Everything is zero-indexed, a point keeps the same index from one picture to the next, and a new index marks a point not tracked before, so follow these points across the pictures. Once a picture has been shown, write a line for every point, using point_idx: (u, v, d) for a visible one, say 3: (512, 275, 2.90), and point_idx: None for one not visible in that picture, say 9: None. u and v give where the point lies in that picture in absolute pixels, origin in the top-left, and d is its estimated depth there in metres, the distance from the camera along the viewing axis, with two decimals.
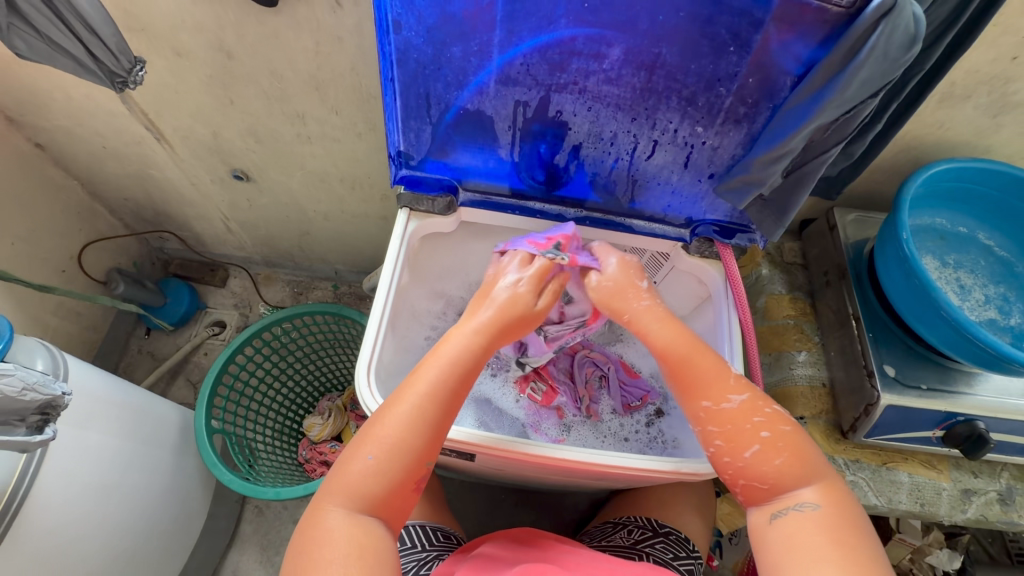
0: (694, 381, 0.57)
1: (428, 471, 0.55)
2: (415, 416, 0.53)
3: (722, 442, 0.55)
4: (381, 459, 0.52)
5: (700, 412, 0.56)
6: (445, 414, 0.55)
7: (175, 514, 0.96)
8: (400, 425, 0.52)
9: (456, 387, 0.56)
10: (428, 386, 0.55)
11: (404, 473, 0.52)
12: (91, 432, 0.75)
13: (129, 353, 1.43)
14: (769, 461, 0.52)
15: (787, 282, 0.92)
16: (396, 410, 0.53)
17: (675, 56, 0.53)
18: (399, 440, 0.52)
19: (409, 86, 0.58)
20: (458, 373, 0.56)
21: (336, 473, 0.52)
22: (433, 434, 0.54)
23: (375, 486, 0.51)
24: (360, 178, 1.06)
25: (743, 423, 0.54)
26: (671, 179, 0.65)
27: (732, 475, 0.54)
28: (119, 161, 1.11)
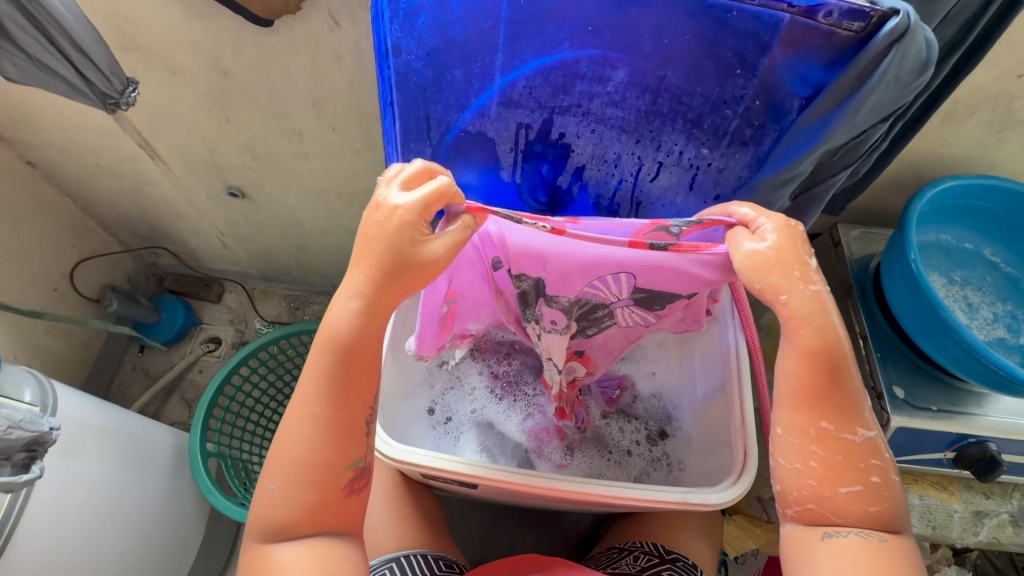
0: (818, 399, 0.49)
1: (359, 469, 0.53)
2: (316, 427, 0.50)
3: (817, 466, 0.49)
4: (288, 486, 0.50)
5: (814, 429, 0.49)
6: (346, 402, 0.51)
7: (170, 541, 0.93)
8: (303, 442, 0.50)
9: (347, 368, 0.51)
10: (320, 383, 0.51)
11: (318, 480, 0.50)
12: (84, 461, 0.73)
13: (122, 370, 1.40)
14: (864, 506, 0.49)
15: None
16: (288, 429, 0.51)
17: (681, 78, 0.52)
18: (296, 459, 0.50)
19: (409, 109, 0.56)
20: (346, 356, 0.51)
21: (255, 512, 0.51)
22: (338, 433, 0.51)
23: (288, 510, 0.50)
24: (357, 194, 1.04)
25: (852, 459, 0.49)
26: (676, 201, 0.62)
27: (803, 493, 0.50)
28: (112, 178, 1.10)
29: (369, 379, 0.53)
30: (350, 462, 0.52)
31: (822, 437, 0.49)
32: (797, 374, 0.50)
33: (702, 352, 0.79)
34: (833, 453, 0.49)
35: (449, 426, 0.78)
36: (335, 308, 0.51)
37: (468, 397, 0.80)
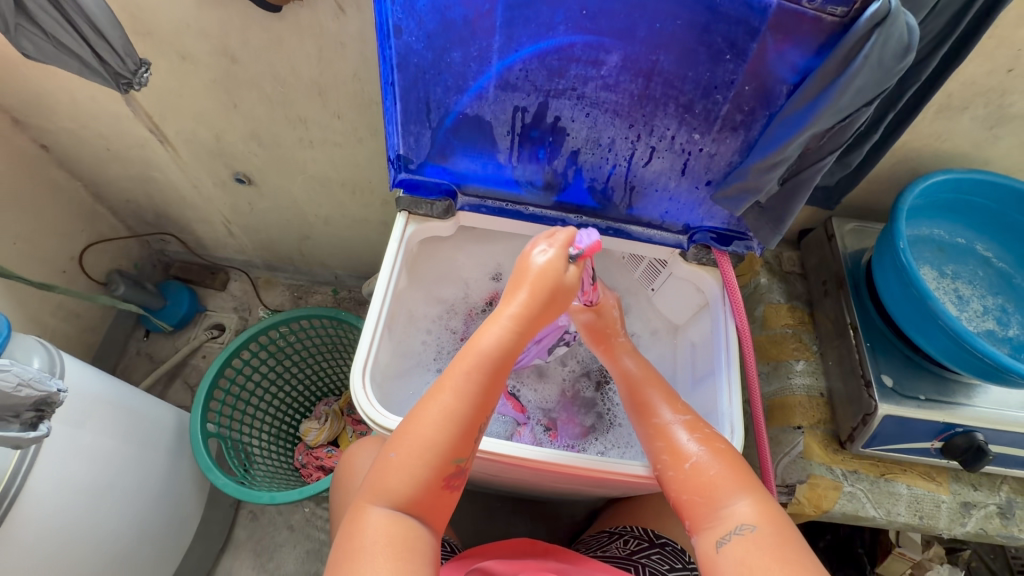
0: (647, 404, 0.65)
1: (461, 469, 0.52)
2: (445, 417, 0.52)
3: (667, 457, 0.60)
4: (405, 458, 0.51)
5: (653, 428, 0.63)
6: (474, 413, 0.53)
7: (169, 516, 0.95)
8: (432, 421, 0.51)
9: (488, 381, 0.54)
10: (456, 391, 0.53)
11: (430, 472, 0.51)
12: (85, 431, 0.75)
13: (127, 354, 1.43)
14: (703, 472, 0.57)
15: (785, 292, 0.92)
16: (414, 414, 0.52)
17: (672, 64, 0.53)
18: (420, 441, 0.51)
19: (410, 90, 0.59)
20: (487, 370, 0.54)
21: (367, 478, 0.52)
22: (466, 431, 0.52)
23: (402, 489, 0.50)
24: (360, 183, 1.07)
25: (681, 437, 0.61)
26: (668, 186, 0.66)
27: (676, 491, 0.58)
28: (122, 163, 1.12)
29: (487, 407, 0.54)
30: (458, 458, 0.52)
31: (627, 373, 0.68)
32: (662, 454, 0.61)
33: (694, 339, 0.80)
34: (700, 479, 0.57)
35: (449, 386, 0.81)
36: (490, 325, 0.56)
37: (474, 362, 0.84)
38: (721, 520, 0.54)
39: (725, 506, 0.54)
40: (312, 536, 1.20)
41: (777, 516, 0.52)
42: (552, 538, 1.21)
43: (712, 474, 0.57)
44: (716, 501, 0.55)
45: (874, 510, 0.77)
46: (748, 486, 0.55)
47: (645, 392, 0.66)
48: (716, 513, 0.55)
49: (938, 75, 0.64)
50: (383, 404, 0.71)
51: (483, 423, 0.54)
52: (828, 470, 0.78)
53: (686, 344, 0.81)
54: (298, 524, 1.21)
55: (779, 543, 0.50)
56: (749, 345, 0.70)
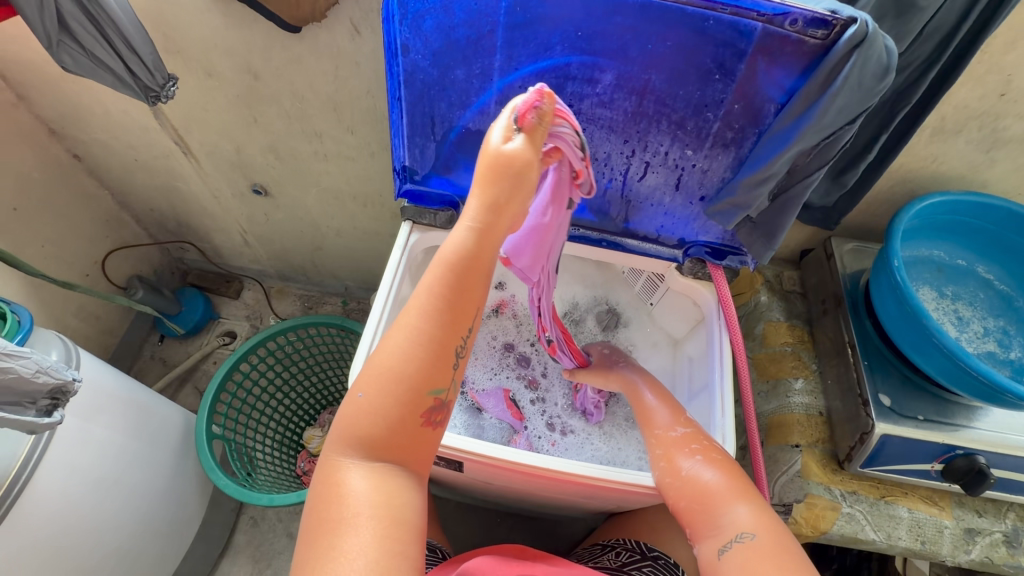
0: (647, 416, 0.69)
1: (441, 402, 0.48)
2: (415, 347, 0.47)
3: (665, 463, 0.64)
4: (374, 398, 0.47)
5: (653, 439, 0.66)
6: (445, 332, 0.47)
7: (172, 516, 0.97)
8: (395, 352, 0.47)
9: (457, 294, 0.48)
10: (423, 314, 0.47)
11: (403, 411, 0.47)
12: (95, 424, 0.78)
13: (142, 358, 1.47)
14: (698, 480, 0.60)
15: (785, 310, 0.93)
16: (380, 347, 0.47)
17: (664, 83, 0.56)
18: (389, 374, 0.46)
19: (415, 105, 0.62)
20: (454, 277, 0.47)
21: (339, 420, 0.49)
22: (440, 358, 0.47)
23: (376, 432, 0.47)
24: (371, 196, 1.11)
25: (678, 445, 0.64)
26: (663, 201, 0.68)
27: (674, 498, 0.62)
28: (148, 174, 1.18)
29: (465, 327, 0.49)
30: (434, 391, 0.48)
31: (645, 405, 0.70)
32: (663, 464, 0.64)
33: (691, 354, 0.80)
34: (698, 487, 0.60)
35: None
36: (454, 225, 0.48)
37: (477, 370, 0.86)
38: (726, 530, 0.56)
39: (731, 514, 0.56)
40: None
41: (772, 526, 0.54)
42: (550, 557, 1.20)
43: (708, 482, 0.60)
44: (718, 511, 0.57)
45: (875, 533, 0.76)
46: (750, 497, 0.58)
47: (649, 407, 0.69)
48: (719, 525, 0.57)
49: (929, 99, 0.66)
50: None
51: (458, 346, 0.49)
52: (826, 490, 0.77)
53: (684, 358, 0.82)
54: (297, 532, 1.21)
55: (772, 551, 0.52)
56: (743, 358, 0.71)
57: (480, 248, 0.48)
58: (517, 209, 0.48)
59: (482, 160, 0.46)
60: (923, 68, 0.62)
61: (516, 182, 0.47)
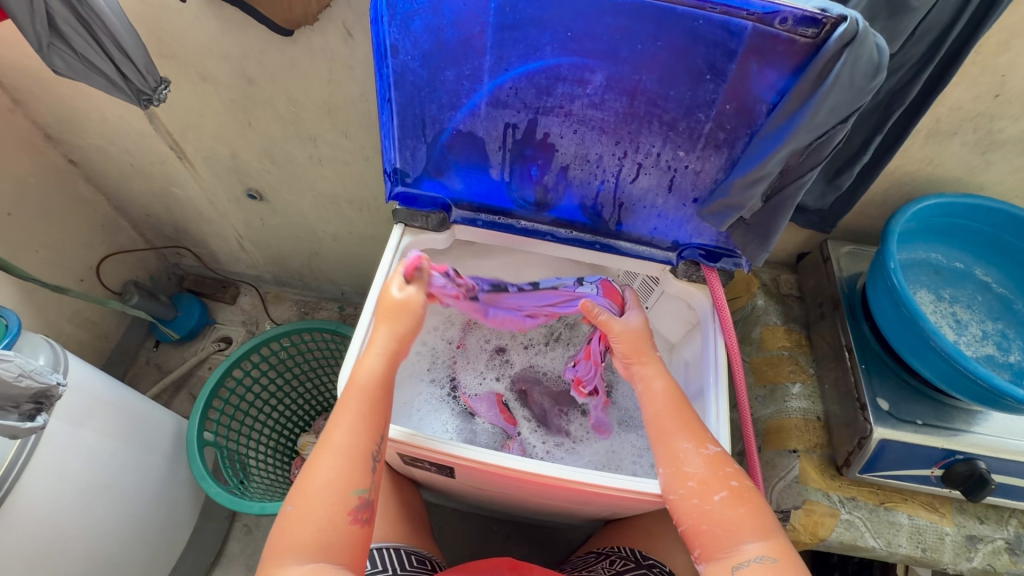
0: (675, 428, 0.63)
1: (364, 498, 0.55)
2: (339, 452, 0.56)
3: (695, 483, 0.59)
4: (301, 506, 0.53)
5: (680, 453, 0.61)
6: (362, 440, 0.57)
7: (162, 523, 0.95)
8: (329, 463, 0.55)
9: (374, 409, 0.59)
10: (343, 427, 0.57)
11: (335, 509, 0.53)
12: (84, 429, 0.77)
13: (137, 364, 1.47)
14: (732, 508, 0.57)
15: (782, 314, 0.92)
16: (308, 464, 0.55)
17: (654, 83, 0.56)
18: (323, 485, 0.54)
19: (406, 107, 0.62)
20: (373, 393, 0.60)
21: (272, 537, 0.53)
22: (358, 460, 0.56)
23: (309, 535, 0.51)
24: (367, 201, 1.10)
25: (718, 469, 0.60)
26: (656, 202, 0.67)
27: (695, 519, 0.58)
28: (144, 179, 1.18)
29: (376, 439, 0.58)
30: (356, 489, 0.54)
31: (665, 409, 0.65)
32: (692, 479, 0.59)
33: (687, 358, 0.79)
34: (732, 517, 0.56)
35: (441, 396, 0.82)
36: (364, 356, 0.63)
37: (471, 374, 0.85)
38: (743, 556, 0.55)
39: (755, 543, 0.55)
40: None
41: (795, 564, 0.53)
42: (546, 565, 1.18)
43: (739, 512, 0.57)
44: (741, 538, 0.55)
45: (874, 540, 0.74)
46: (773, 531, 0.56)
47: (680, 417, 0.64)
48: (733, 550, 0.55)
49: (924, 100, 0.66)
50: None
51: (374, 451, 0.58)
52: (824, 496, 0.76)
53: (679, 362, 0.81)
54: None
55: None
56: (738, 361, 0.70)
57: (387, 373, 0.62)
58: (412, 338, 0.67)
59: (377, 305, 0.67)
60: (916, 69, 0.62)
61: (415, 322, 0.67)
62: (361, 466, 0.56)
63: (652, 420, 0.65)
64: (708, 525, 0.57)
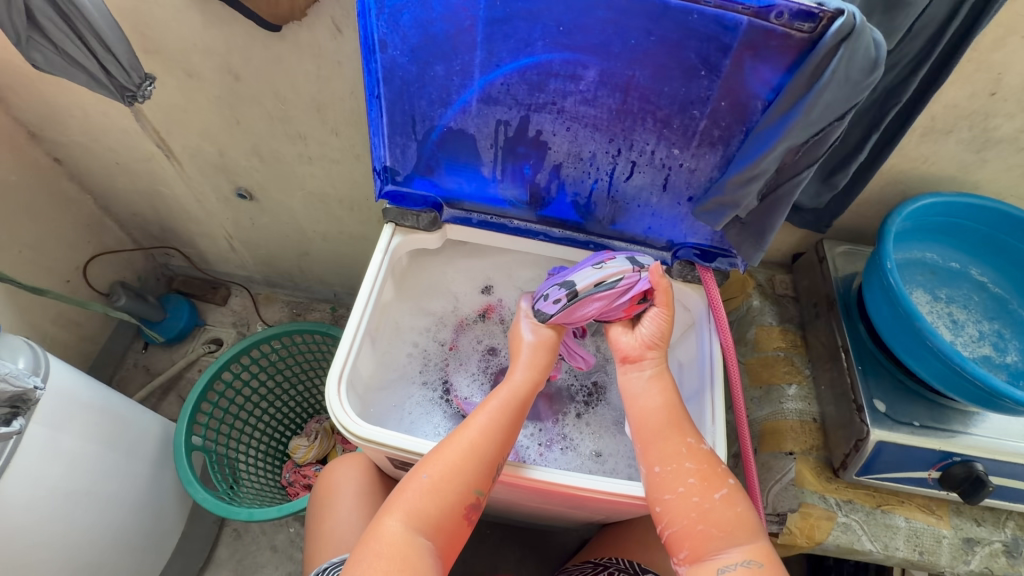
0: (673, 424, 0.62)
1: (478, 499, 0.58)
2: (472, 449, 0.58)
3: (693, 482, 0.58)
4: (437, 480, 0.56)
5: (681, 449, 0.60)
6: (497, 451, 0.59)
7: (148, 530, 0.93)
8: (460, 451, 0.58)
9: (511, 422, 0.61)
10: (484, 428, 0.60)
11: (455, 498, 0.57)
12: (65, 433, 0.75)
13: (125, 366, 1.44)
14: (731, 508, 0.56)
15: (778, 314, 0.91)
16: (450, 441, 0.59)
17: (648, 79, 0.54)
18: (453, 469, 0.57)
19: (395, 103, 0.61)
20: (515, 408, 0.62)
21: (395, 492, 0.57)
22: (487, 466, 0.59)
23: (432, 510, 0.55)
24: (358, 200, 1.09)
25: (714, 467, 0.59)
26: (650, 201, 0.66)
27: (692, 518, 0.56)
28: (130, 177, 1.16)
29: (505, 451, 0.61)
30: (477, 489, 0.58)
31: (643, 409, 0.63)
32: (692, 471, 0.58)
33: (681, 359, 0.78)
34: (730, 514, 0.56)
35: (432, 400, 0.80)
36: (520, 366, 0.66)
37: (461, 376, 0.83)
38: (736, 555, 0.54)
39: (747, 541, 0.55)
40: (295, 559, 1.17)
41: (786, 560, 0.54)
42: (540, 569, 1.17)
43: (737, 510, 0.56)
44: (736, 534, 0.55)
45: (871, 543, 0.73)
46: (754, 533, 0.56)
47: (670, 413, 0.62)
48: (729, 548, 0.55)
49: (920, 97, 0.65)
50: (363, 415, 0.71)
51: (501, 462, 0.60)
52: (821, 499, 0.75)
53: (674, 364, 0.80)
54: (281, 545, 1.18)
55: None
56: (733, 362, 0.68)
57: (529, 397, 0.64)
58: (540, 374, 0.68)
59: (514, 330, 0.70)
60: (912, 66, 0.61)
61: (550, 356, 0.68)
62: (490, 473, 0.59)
63: (641, 423, 0.62)
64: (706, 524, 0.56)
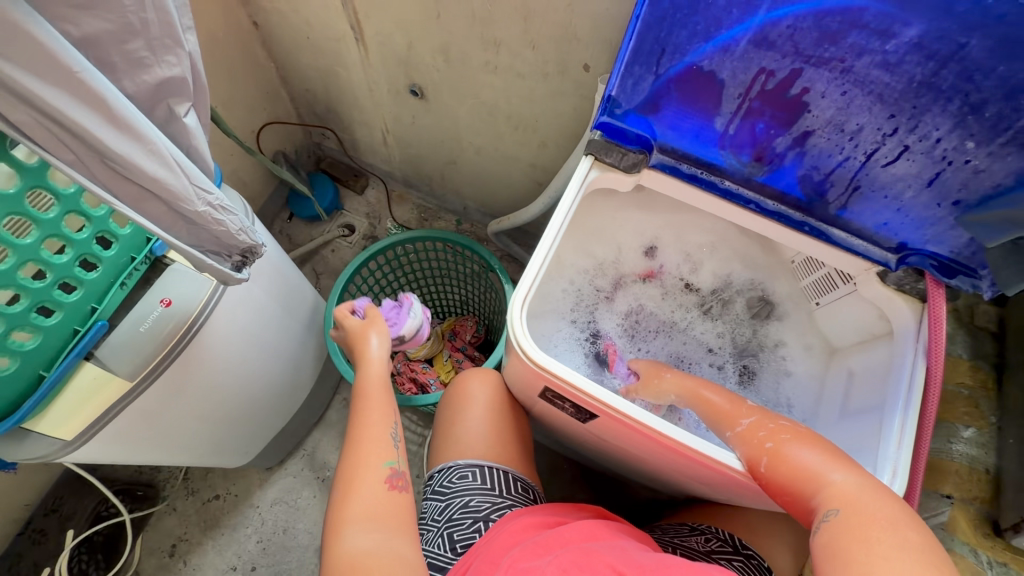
0: (721, 415, 0.65)
1: (395, 469, 0.66)
2: (375, 436, 0.69)
3: (744, 459, 0.59)
4: (346, 487, 0.63)
5: (725, 435, 0.62)
6: (378, 423, 0.71)
7: (291, 382, 1.06)
8: (363, 447, 0.67)
9: (377, 398, 0.74)
10: (370, 419, 0.71)
11: (376, 483, 0.63)
12: (253, 285, 0.83)
13: (271, 231, 1.58)
14: (785, 464, 0.56)
15: (972, 349, 0.80)
16: (347, 452, 0.67)
17: (984, 52, 0.45)
18: (364, 465, 0.65)
19: (652, 28, 0.55)
20: (381, 387, 0.76)
21: (333, 518, 0.60)
22: (383, 442, 0.68)
23: (365, 506, 0.60)
24: (526, 120, 1.06)
25: (751, 434, 0.60)
26: (902, 194, 0.58)
27: (766, 491, 0.57)
28: (314, 54, 1.19)
29: (387, 411, 0.73)
30: (387, 460, 0.66)
31: (709, 402, 0.67)
32: (746, 451, 0.59)
33: (854, 368, 0.73)
34: (792, 473, 0.55)
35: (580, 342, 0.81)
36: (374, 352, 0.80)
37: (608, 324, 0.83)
38: (818, 510, 0.52)
39: (825, 490, 0.52)
40: None
41: (882, 493, 0.50)
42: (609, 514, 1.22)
43: (793, 466, 0.55)
44: (810, 491, 0.53)
45: None
46: (847, 469, 0.53)
47: (715, 402, 0.67)
48: (813, 505, 0.53)
49: None
50: None
51: (391, 431, 0.71)
52: (971, 553, 0.70)
53: (843, 371, 0.74)
54: None
55: (888, 520, 0.47)
56: (934, 395, 0.60)
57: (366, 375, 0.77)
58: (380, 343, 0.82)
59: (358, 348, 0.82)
60: None
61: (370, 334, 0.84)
62: (381, 442, 0.68)
63: (710, 414, 0.66)
64: (782, 494, 0.56)
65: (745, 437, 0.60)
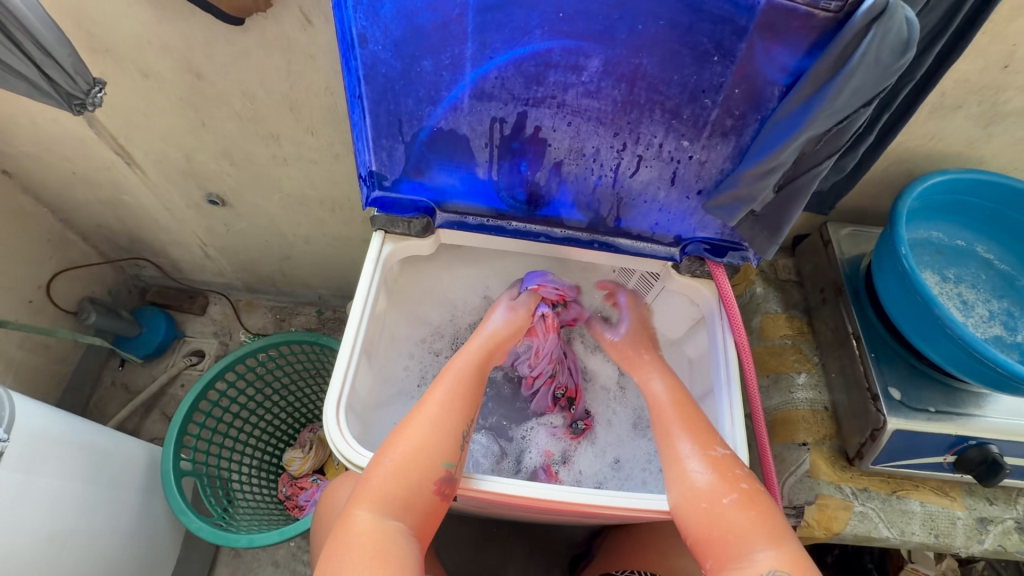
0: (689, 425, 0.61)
1: (450, 473, 0.57)
2: (432, 425, 0.58)
3: (704, 488, 0.55)
4: (399, 461, 0.56)
5: (681, 451, 0.59)
6: (459, 422, 0.60)
7: (141, 559, 0.89)
8: (420, 431, 0.58)
9: (464, 395, 0.62)
10: (437, 400, 0.61)
11: (421, 471, 0.56)
12: (40, 476, 0.69)
13: (102, 385, 1.37)
14: (743, 511, 0.53)
15: (782, 300, 0.89)
16: (414, 417, 0.59)
17: (656, 66, 0.50)
18: (415, 444, 0.57)
19: (379, 103, 0.55)
20: (469, 383, 0.64)
21: (360, 480, 0.56)
22: (447, 438, 0.58)
23: (394, 485, 0.55)
24: (340, 200, 1.03)
25: (726, 472, 0.56)
26: (657, 196, 0.63)
27: (704, 525, 0.54)
28: (89, 187, 1.08)
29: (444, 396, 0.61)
30: (445, 461, 0.57)
31: (656, 396, 0.67)
32: (708, 480, 0.56)
33: (690, 355, 0.76)
34: (737, 529, 0.52)
35: None
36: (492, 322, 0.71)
37: None
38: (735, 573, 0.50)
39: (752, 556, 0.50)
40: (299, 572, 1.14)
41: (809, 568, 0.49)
42: (550, 563, 1.16)
43: (732, 519, 0.53)
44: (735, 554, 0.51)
45: (887, 530, 0.73)
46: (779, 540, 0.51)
47: (685, 411, 0.63)
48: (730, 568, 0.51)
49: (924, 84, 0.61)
50: (362, 438, 0.67)
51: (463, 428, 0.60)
52: (837, 489, 0.75)
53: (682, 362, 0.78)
54: (283, 560, 1.15)
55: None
56: (750, 362, 0.66)
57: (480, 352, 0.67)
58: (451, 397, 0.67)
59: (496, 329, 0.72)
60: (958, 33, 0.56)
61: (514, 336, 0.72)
62: (448, 439, 0.58)
63: (659, 421, 0.63)
64: (710, 536, 0.53)
65: (705, 470, 0.56)
